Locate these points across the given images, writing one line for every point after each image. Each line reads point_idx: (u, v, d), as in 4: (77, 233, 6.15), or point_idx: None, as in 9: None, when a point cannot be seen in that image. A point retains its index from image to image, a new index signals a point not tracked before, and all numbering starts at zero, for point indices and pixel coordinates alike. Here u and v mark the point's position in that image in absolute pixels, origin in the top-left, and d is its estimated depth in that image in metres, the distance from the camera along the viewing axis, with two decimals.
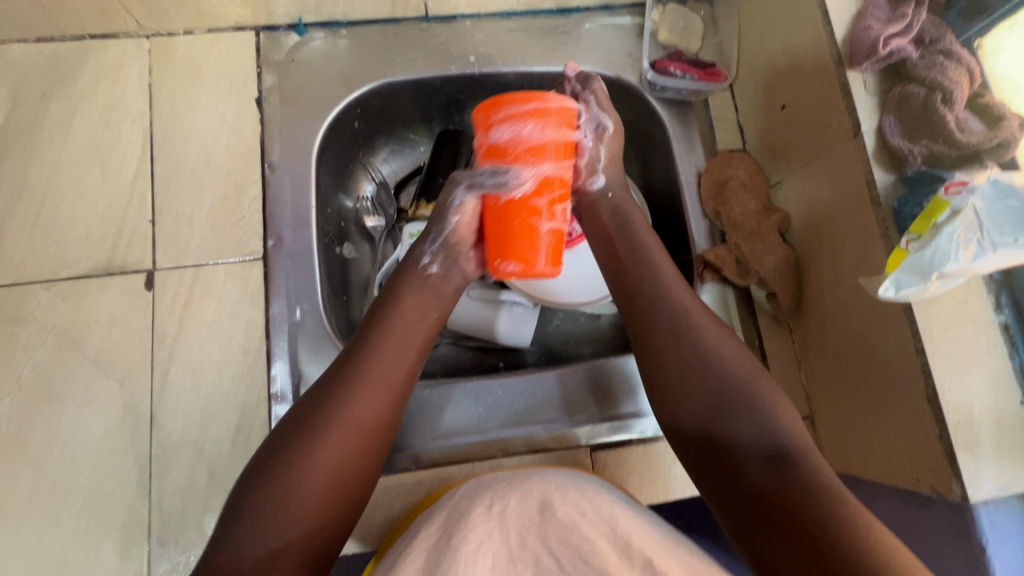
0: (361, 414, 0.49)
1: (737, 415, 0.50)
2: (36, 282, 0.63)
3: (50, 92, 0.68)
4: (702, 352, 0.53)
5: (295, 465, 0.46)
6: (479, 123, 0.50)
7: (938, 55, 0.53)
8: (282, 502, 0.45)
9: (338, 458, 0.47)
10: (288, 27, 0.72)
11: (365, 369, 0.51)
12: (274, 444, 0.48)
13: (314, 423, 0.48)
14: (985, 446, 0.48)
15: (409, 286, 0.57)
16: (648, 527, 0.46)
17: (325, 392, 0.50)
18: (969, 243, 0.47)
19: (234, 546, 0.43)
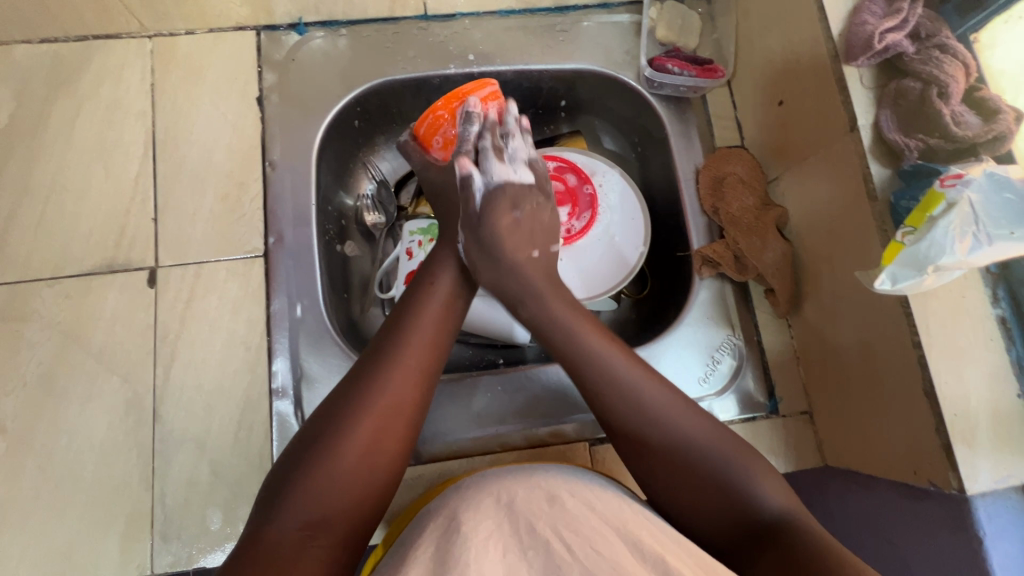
0: (399, 392, 0.49)
1: (701, 480, 0.48)
2: (40, 280, 0.64)
3: (54, 93, 0.69)
4: (654, 426, 0.50)
5: (335, 442, 0.45)
6: (446, 114, 0.63)
7: (934, 50, 0.53)
8: (323, 478, 0.44)
9: (377, 434, 0.47)
10: (288, 27, 0.73)
11: (394, 360, 0.50)
12: (313, 424, 0.47)
13: (354, 399, 0.48)
14: (982, 439, 0.48)
15: (440, 271, 0.58)
16: (657, 529, 0.44)
17: (362, 373, 0.50)
18: (965, 236, 0.47)
19: (276, 524, 0.42)
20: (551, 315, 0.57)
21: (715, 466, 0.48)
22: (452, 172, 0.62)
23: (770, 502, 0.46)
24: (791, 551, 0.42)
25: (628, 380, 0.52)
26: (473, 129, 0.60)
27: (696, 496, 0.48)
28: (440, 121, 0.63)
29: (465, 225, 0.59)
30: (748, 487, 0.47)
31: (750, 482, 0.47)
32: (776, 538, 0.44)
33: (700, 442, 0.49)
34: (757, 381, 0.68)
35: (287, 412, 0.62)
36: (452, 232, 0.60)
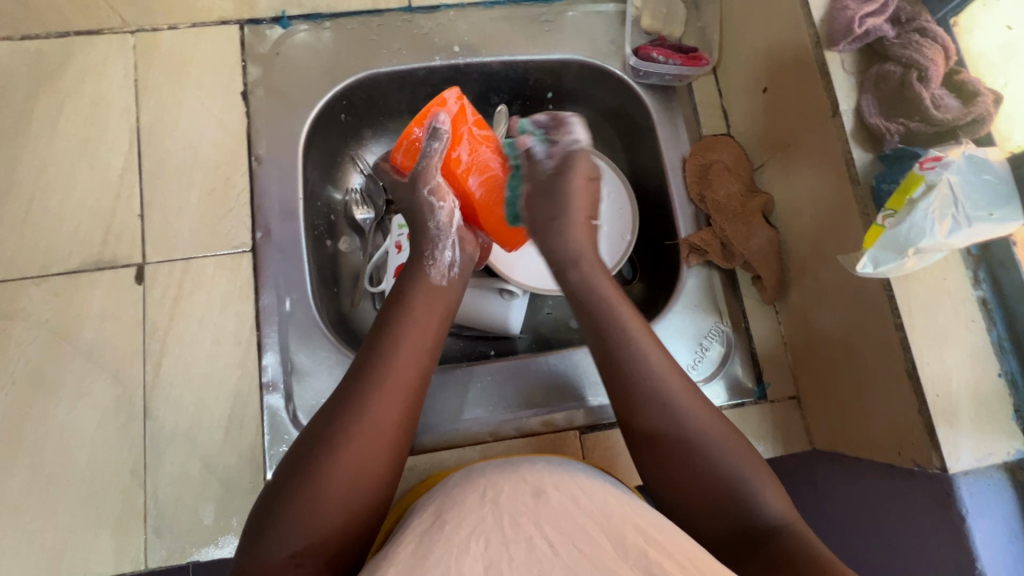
0: (381, 414, 0.48)
1: (684, 444, 0.49)
2: (27, 277, 0.63)
3: (37, 89, 0.69)
4: (651, 391, 0.51)
5: (319, 472, 0.45)
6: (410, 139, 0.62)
7: (914, 34, 0.54)
8: (308, 508, 0.44)
9: (362, 459, 0.46)
10: (271, 21, 0.72)
11: (381, 371, 0.50)
12: (297, 450, 0.47)
13: (334, 427, 0.47)
14: (964, 418, 0.49)
15: (416, 285, 0.57)
16: (642, 515, 0.44)
17: (342, 398, 0.49)
18: (945, 218, 0.48)
19: (265, 552, 0.42)
20: (590, 286, 0.58)
21: (712, 448, 0.49)
22: (411, 189, 0.59)
23: (772, 507, 0.46)
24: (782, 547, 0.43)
25: (645, 355, 0.53)
26: (438, 146, 0.57)
27: (683, 467, 0.48)
28: (413, 144, 0.61)
29: (435, 245, 0.59)
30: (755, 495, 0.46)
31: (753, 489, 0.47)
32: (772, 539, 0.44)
33: (703, 426, 0.50)
34: (745, 367, 0.68)
35: (277, 406, 0.62)
36: (425, 246, 0.59)
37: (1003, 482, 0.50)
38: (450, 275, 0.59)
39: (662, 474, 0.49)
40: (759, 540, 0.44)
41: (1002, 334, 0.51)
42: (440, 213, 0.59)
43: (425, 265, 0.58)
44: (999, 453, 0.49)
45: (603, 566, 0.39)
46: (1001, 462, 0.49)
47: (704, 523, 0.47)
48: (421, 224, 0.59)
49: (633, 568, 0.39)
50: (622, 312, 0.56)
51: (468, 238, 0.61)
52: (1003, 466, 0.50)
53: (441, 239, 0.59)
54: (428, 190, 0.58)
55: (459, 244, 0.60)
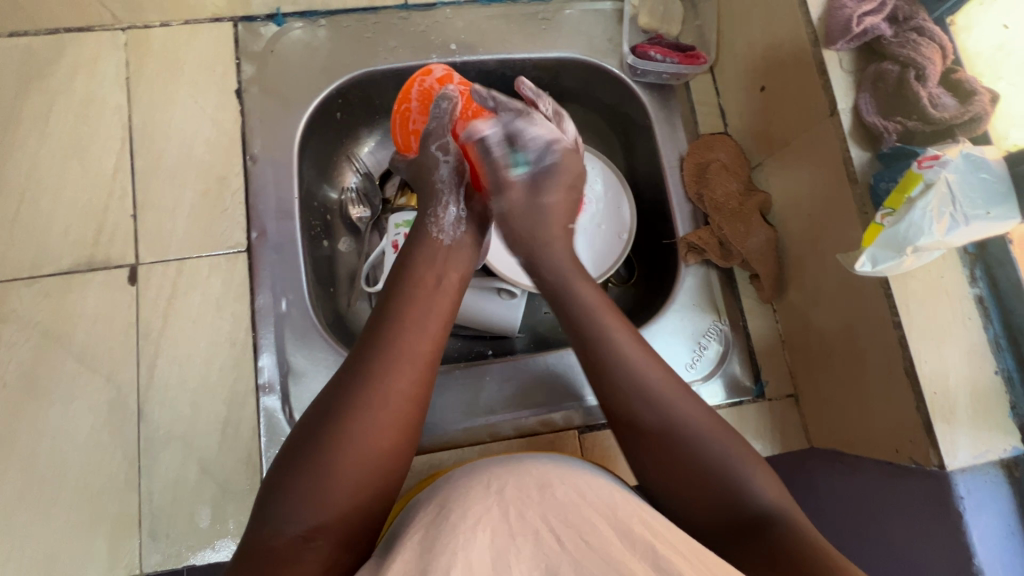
0: (393, 384, 0.47)
1: (670, 439, 0.48)
2: (17, 278, 0.62)
3: (27, 86, 0.67)
4: (636, 385, 0.50)
5: (332, 445, 0.44)
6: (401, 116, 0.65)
7: (912, 33, 0.54)
8: (322, 481, 0.43)
9: (378, 431, 0.45)
10: (266, 18, 0.71)
11: (393, 342, 0.49)
12: (308, 424, 0.46)
13: (344, 399, 0.46)
14: (961, 416, 0.49)
15: (424, 255, 0.56)
16: (648, 511, 0.44)
17: (354, 370, 0.48)
18: (943, 217, 0.48)
19: (276, 526, 0.41)
20: (573, 290, 0.57)
21: (699, 438, 0.48)
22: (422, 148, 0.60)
23: (762, 495, 0.46)
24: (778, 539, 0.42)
25: (637, 364, 0.51)
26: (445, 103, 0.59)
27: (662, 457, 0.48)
28: (405, 120, 0.65)
29: (441, 203, 0.59)
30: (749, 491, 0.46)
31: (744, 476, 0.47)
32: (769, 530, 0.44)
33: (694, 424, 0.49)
34: (743, 365, 0.68)
35: (274, 407, 0.62)
36: (435, 208, 0.59)
37: (999, 478, 0.50)
38: (451, 232, 0.58)
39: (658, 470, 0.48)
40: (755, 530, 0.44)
41: (998, 331, 0.51)
42: (444, 162, 0.59)
43: (426, 225, 0.58)
44: (996, 450, 0.49)
45: (609, 559, 0.39)
46: (998, 459, 0.49)
47: (703, 520, 0.47)
48: (428, 180, 0.60)
49: (643, 564, 0.39)
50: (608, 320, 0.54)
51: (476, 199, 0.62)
52: (999, 463, 0.50)
53: (446, 197, 0.59)
54: (435, 145, 0.59)
55: (464, 199, 0.60)
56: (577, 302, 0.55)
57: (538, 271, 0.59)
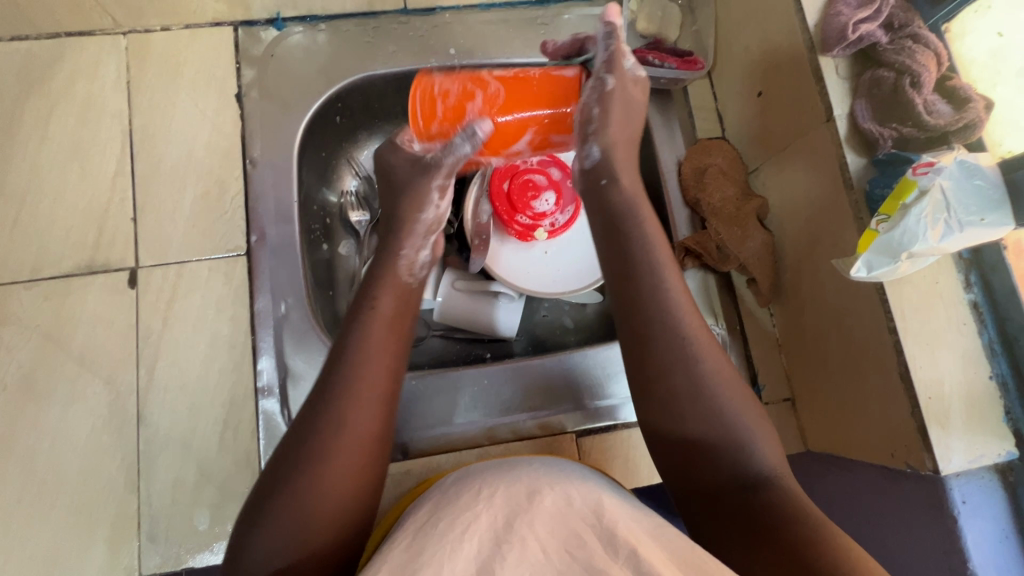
0: (354, 425, 0.46)
1: (695, 388, 0.47)
2: (18, 282, 0.63)
3: (28, 90, 0.68)
4: (671, 325, 0.49)
5: (299, 492, 0.43)
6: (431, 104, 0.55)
7: (907, 40, 0.54)
8: (292, 528, 0.43)
9: (339, 479, 0.45)
10: (266, 23, 0.72)
11: (351, 381, 0.47)
12: (274, 464, 0.46)
13: (305, 444, 0.45)
14: (955, 421, 0.50)
15: (383, 287, 0.54)
16: (633, 518, 0.44)
17: (312, 411, 0.46)
18: (937, 223, 0.48)
19: (249, 567, 0.42)
20: (631, 214, 0.54)
21: (719, 393, 0.48)
22: (419, 172, 0.57)
23: (762, 463, 0.46)
24: (769, 512, 0.43)
25: (674, 301, 0.50)
26: (470, 144, 0.55)
27: (676, 397, 0.48)
28: (436, 108, 0.55)
29: (415, 244, 0.57)
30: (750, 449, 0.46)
31: (751, 439, 0.47)
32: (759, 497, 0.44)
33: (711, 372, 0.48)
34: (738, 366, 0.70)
35: (272, 410, 0.62)
36: (392, 240, 0.57)
37: (994, 483, 0.51)
38: (417, 276, 0.57)
39: (673, 417, 0.48)
40: (740, 496, 0.45)
41: (992, 336, 0.52)
42: (429, 209, 0.58)
43: (397, 260, 0.56)
44: (989, 455, 0.50)
45: (592, 566, 0.39)
46: (991, 464, 0.50)
47: (705, 478, 0.47)
48: (407, 214, 0.57)
49: (623, 568, 0.39)
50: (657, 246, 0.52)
51: (440, 245, 0.61)
52: (994, 467, 0.50)
53: (421, 240, 0.58)
54: (437, 183, 0.58)
55: (435, 250, 0.59)
56: (630, 229, 0.53)
57: (610, 176, 0.55)
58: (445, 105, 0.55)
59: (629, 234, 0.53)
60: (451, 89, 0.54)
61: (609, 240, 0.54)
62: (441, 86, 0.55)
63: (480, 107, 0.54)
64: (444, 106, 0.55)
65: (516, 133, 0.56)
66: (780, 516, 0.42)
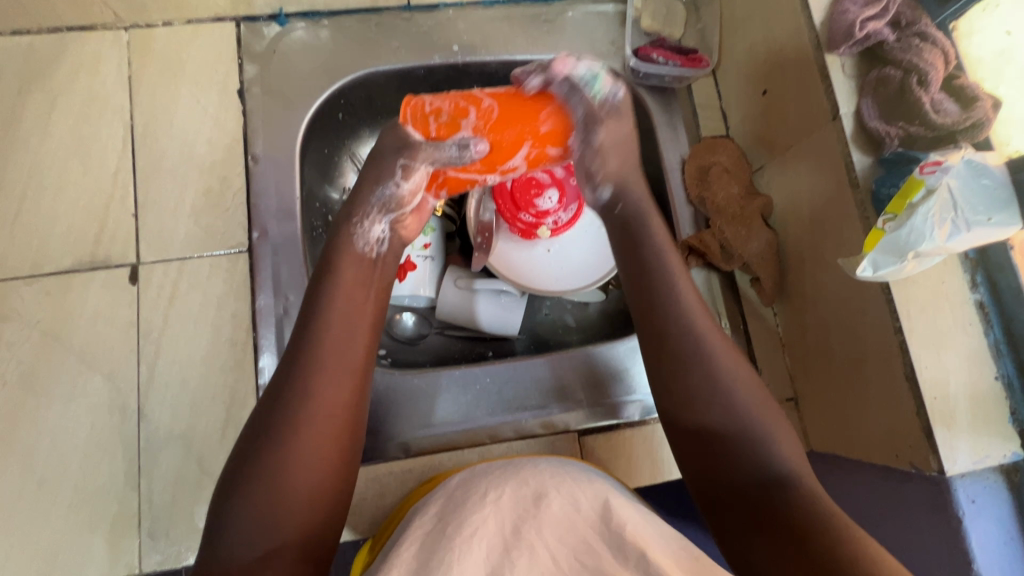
0: (323, 396, 0.47)
1: (716, 390, 0.49)
2: (19, 278, 0.62)
3: (29, 84, 0.67)
4: (688, 330, 0.51)
5: (270, 463, 0.43)
6: (425, 121, 0.53)
7: (914, 38, 0.54)
8: (267, 501, 0.43)
9: (313, 447, 0.45)
10: (269, 19, 0.71)
11: (320, 354, 0.48)
12: (246, 443, 0.46)
13: (277, 417, 0.45)
14: (961, 422, 0.49)
15: (343, 261, 0.54)
16: (640, 516, 0.44)
17: (282, 386, 0.47)
18: (944, 222, 0.48)
19: (228, 543, 0.42)
20: (645, 227, 0.57)
21: (736, 394, 0.48)
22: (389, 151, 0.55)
23: (784, 466, 0.46)
24: (796, 511, 0.42)
25: (688, 305, 0.53)
26: (460, 155, 0.52)
27: (692, 398, 0.49)
28: (430, 123, 0.53)
29: (368, 217, 0.56)
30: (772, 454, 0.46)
31: (771, 443, 0.47)
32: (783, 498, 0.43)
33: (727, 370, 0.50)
34: None
35: None
36: (350, 214, 0.57)
37: (1000, 484, 0.50)
38: (377, 249, 0.57)
39: (692, 421, 0.49)
40: (765, 500, 0.44)
41: (999, 337, 0.51)
42: (390, 183, 0.56)
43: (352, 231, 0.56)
44: (995, 455, 0.49)
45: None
46: (997, 465, 0.50)
47: (729, 483, 0.46)
48: (365, 188, 0.57)
49: (633, 574, 0.40)
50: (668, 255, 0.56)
51: (407, 221, 0.59)
52: (999, 468, 0.50)
53: (376, 211, 0.57)
54: (403, 162, 0.54)
55: (393, 223, 0.58)
56: (646, 241, 0.56)
57: (625, 197, 0.59)
58: (438, 121, 0.53)
59: (647, 244, 0.56)
60: (444, 106, 0.52)
61: (623, 247, 0.58)
62: (433, 105, 0.54)
63: (473, 122, 0.51)
64: (437, 123, 0.53)
65: (510, 150, 0.52)
66: (797, 514, 0.41)
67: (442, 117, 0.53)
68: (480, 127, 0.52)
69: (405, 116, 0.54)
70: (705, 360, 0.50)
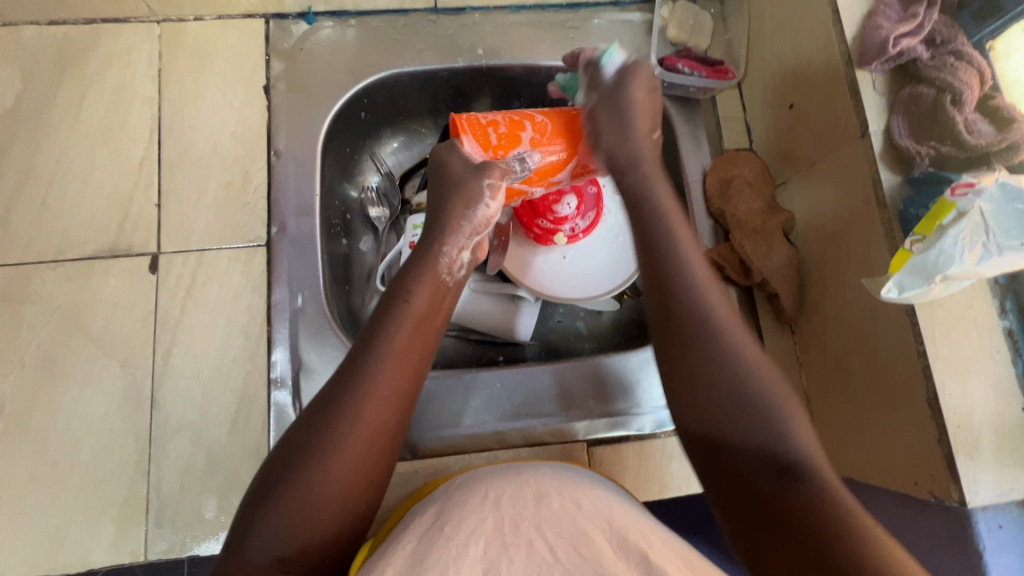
0: (368, 420, 0.46)
1: (728, 375, 0.46)
2: (42, 262, 0.64)
3: (63, 73, 0.69)
4: (695, 308, 0.49)
5: (305, 476, 0.43)
6: (478, 130, 0.57)
7: (949, 57, 0.53)
8: (291, 513, 0.42)
9: (352, 469, 0.44)
10: (297, 16, 0.72)
11: (375, 375, 0.47)
12: (282, 450, 0.46)
13: (318, 430, 0.45)
14: (985, 452, 0.48)
15: (419, 284, 0.54)
16: (643, 522, 0.44)
17: (331, 399, 0.47)
18: (975, 246, 0.47)
19: (248, 548, 0.42)
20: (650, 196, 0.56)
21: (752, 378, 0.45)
22: (474, 172, 0.56)
23: (800, 449, 0.42)
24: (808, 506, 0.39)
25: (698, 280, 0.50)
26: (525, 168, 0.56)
27: (700, 378, 0.46)
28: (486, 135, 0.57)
29: (455, 241, 0.57)
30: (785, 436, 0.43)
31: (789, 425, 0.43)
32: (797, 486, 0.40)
33: (745, 352, 0.47)
34: None
35: (284, 402, 0.62)
36: (439, 237, 0.57)
37: None
38: (456, 273, 0.57)
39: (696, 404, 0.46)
40: (781, 487, 0.40)
41: None
42: (480, 208, 0.56)
43: (436, 253, 0.56)
44: (1019, 490, 0.48)
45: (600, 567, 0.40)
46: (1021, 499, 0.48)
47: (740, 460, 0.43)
48: (457, 193, 0.56)
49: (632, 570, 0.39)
50: (686, 247, 0.53)
51: (484, 242, 0.60)
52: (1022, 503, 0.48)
53: (461, 237, 0.57)
54: (489, 181, 0.55)
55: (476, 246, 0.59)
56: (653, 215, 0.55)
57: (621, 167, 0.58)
58: (494, 134, 0.57)
59: (652, 221, 0.54)
60: (500, 119, 0.58)
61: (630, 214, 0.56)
62: (488, 118, 0.58)
63: (532, 135, 0.57)
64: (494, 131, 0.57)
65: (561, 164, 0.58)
66: (826, 520, 0.38)
67: (501, 131, 0.57)
68: (539, 139, 0.57)
69: (457, 122, 0.58)
70: (714, 334, 0.47)
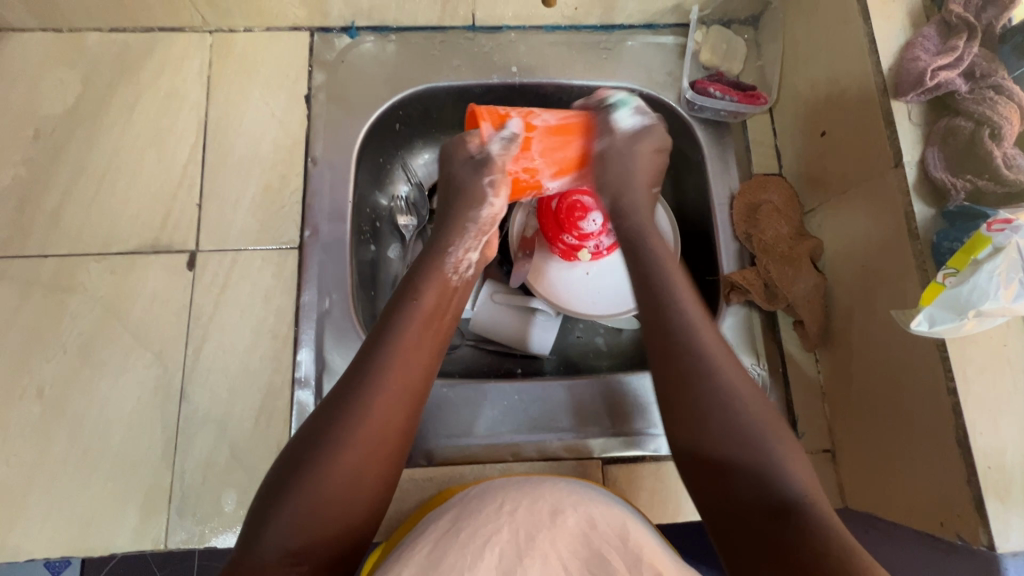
0: (379, 416, 0.47)
1: (723, 417, 0.49)
2: (89, 254, 0.67)
3: (119, 78, 0.73)
4: (696, 354, 0.52)
5: (319, 470, 0.45)
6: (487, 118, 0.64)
7: (989, 90, 0.53)
8: (305, 508, 0.43)
9: (363, 464, 0.46)
10: (341, 30, 0.75)
11: (387, 372, 0.49)
12: (297, 445, 0.47)
13: (332, 424, 0.47)
14: (1018, 495, 0.46)
15: (429, 283, 0.57)
16: (658, 546, 0.45)
17: (343, 394, 0.48)
18: (1011, 282, 0.46)
19: (264, 543, 0.42)
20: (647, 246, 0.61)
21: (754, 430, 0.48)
22: (474, 173, 0.63)
23: (794, 486, 0.45)
24: (806, 540, 0.42)
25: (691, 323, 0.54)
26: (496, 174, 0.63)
27: (704, 421, 0.49)
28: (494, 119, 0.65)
29: (459, 243, 0.61)
30: (783, 472, 0.46)
31: (780, 462, 0.47)
32: (793, 523, 0.43)
33: (742, 394, 0.50)
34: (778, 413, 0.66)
35: (306, 402, 0.63)
36: (449, 239, 0.61)
37: None
38: (461, 273, 0.60)
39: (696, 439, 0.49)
40: (779, 527, 0.43)
41: None
42: (485, 206, 0.63)
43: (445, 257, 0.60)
44: None
45: None
46: None
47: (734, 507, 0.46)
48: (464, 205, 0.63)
49: None
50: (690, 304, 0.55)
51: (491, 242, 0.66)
52: None
53: (466, 239, 0.62)
54: (489, 179, 0.63)
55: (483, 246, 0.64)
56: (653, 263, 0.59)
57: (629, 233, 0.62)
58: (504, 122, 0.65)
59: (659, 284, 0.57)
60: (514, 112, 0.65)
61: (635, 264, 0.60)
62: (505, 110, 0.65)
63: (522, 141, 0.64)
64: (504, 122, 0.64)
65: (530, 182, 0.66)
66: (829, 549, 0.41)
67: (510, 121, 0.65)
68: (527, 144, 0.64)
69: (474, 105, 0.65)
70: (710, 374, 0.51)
